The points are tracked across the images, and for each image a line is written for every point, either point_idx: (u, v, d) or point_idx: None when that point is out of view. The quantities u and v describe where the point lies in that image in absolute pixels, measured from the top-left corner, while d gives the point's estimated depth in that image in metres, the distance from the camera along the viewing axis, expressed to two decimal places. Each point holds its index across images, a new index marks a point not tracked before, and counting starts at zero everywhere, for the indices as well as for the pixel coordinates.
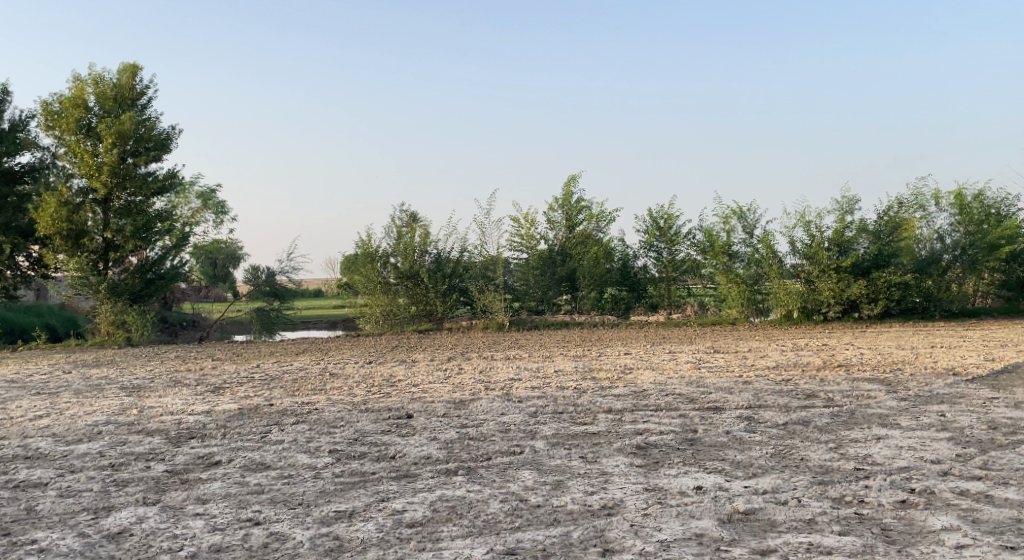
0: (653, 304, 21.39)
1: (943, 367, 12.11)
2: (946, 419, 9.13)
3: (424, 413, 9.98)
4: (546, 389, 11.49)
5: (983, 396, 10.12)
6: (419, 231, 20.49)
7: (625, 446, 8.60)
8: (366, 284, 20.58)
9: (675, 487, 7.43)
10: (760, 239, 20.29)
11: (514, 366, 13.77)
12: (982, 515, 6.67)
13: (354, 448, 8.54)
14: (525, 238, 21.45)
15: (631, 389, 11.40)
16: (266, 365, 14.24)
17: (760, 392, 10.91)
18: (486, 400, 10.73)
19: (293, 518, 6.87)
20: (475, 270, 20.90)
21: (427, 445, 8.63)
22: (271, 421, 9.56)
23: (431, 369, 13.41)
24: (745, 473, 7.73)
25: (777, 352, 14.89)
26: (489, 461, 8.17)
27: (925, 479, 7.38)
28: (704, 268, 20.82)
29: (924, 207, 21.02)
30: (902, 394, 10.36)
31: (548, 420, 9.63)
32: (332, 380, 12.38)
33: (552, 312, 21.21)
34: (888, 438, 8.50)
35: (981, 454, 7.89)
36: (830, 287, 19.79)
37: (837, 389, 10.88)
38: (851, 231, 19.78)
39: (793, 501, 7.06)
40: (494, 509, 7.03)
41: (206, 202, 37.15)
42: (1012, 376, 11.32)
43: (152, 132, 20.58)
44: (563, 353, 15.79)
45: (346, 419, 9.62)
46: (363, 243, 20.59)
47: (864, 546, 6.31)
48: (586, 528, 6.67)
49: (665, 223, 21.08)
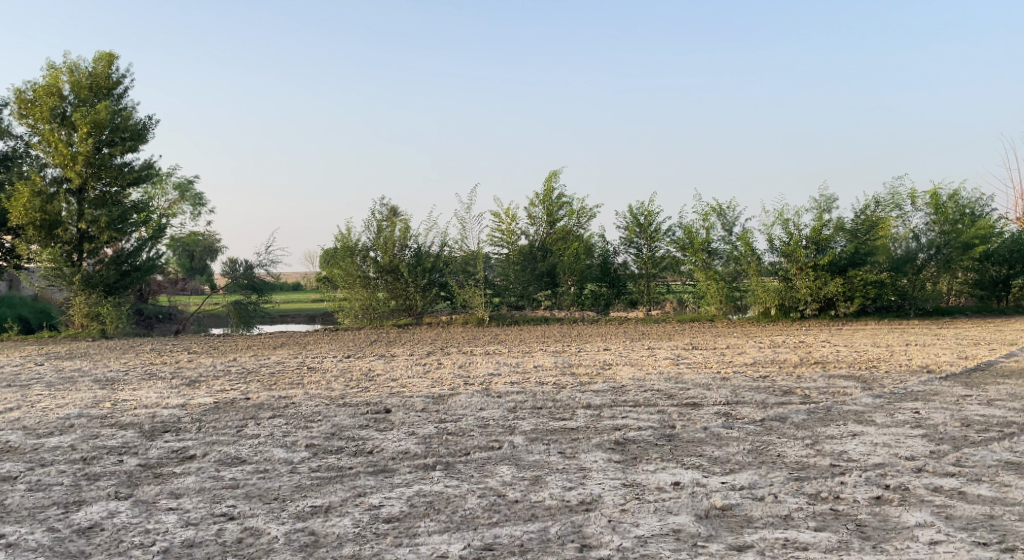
0: (632, 301, 21.48)
1: (917, 365, 12.23)
2: (921, 416, 9.19)
3: (402, 408, 9.93)
4: (525, 384, 11.49)
5: (956, 394, 10.20)
6: (399, 225, 20.43)
7: (604, 441, 8.61)
8: (346, 277, 20.47)
9: (653, 483, 7.44)
10: (738, 237, 20.33)
11: (494, 362, 13.77)
12: (955, 511, 6.70)
13: (331, 442, 8.48)
14: (505, 233, 21.43)
15: (610, 385, 11.42)
16: (242, 358, 14.16)
17: (737, 388, 10.96)
18: (465, 395, 10.69)
19: (267, 513, 6.81)
20: (456, 265, 20.88)
21: (405, 440, 8.59)
22: (247, 415, 9.47)
23: (410, 364, 13.39)
24: (723, 469, 7.76)
25: (754, 349, 15.00)
26: (467, 456, 8.16)
27: (900, 475, 7.42)
28: (684, 265, 20.88)
29: (900, 206, 21.09)
30: (877, 391, 10.44)
31: (527, 416, 9.61)
32: (310, 374, 12.32)
33: (532, 308, 21.20)
34: (864, 435, 8.55)
35: (954, 451, 7.94)
36: (807, 285, 19.91)
37: (814, 385, 10.95)
38: (829, 230, 19.79)
39: (770, 496, 7.10)
40: (472, 505, 7.01)
41: (184, 195, 36.84)
42: (985, 374, 11.44)
43: (128, 122, 20.40)
44: (543, 349, 15.79)
45: (323, 413, 9.56)
46: (342, 237, 20.45)
47: (840, 542, 6.34)
48: (564, 524, 6.66)
49: (645, 220, 21.11)
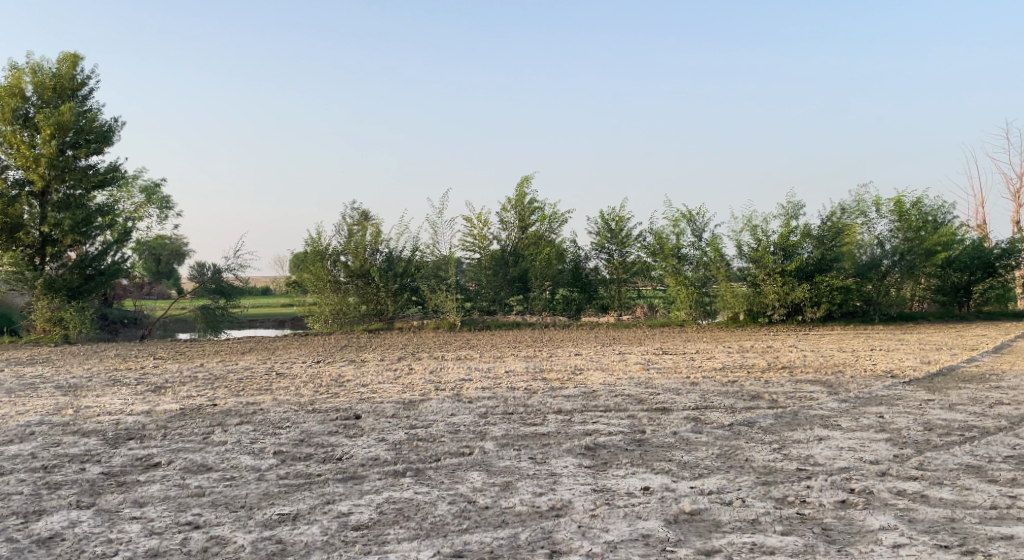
0: (603, 306, 21.56)
1: (882, 370, 12.40)
2: (885, 420, 9.32)
3: (372, 414, 9.90)
4: (496, 390, 11.51)
5: (919, 398, 10.36)
6: (370, 230, 20.40)
7: (574, 446, 8.64)
8: (316, 282, 20.37)
9: (623, 488, 7.49)
10: (708, 243, 20.50)
11: (465, 367, 13.76)
12: (918, 514, 6.81)
13: (300, 449, 8.44)
14: (477, 238, 21.45)
15: (580, 390, 11.46)
16: (210, 364, 14.03)
17: (706, 393, 11.05)
18: (436, 401, 10.67)
19: (234, 522, 6.77)
20: (427, 270, 20.89)
21: (375, 446, 8.57)
22: (214, 422, 9.40)
23: (380, 369, 13.34)
24: (692, 474, 7.82)
25: (723, 354, 15.13)
26: (438, 462, 8.16)
27: (864, 479, 7.53)
28: (654, 270, 21.06)
29: (865, 213, 21.37)
30: (842, 395, 10.58)
31: (498, 421, 9.63)
32: (279, 380, 12.24)
33: (504, 312, 21.22)
34: (830, 439, 8.66)
35: (917, 455, 8.07)
36: (775, 290, 20.09)
37: (781, 390, 11.07)
38: (796, 236, 19.98)
39: (737, 501, 7.17)
40: (442, 511, 7.01)
41: (151, 197, 36.40)
42: (947, 379, 11.62)
43: (93, 124, 20.17)
44: (515, 354, 15.82)
45: (292, 420, 9.51)
46: (312, 241, 20.39)
47: (806, 546, 6.42)
48: (534, 530, 6.69)
49: (616, 225, 21.26)
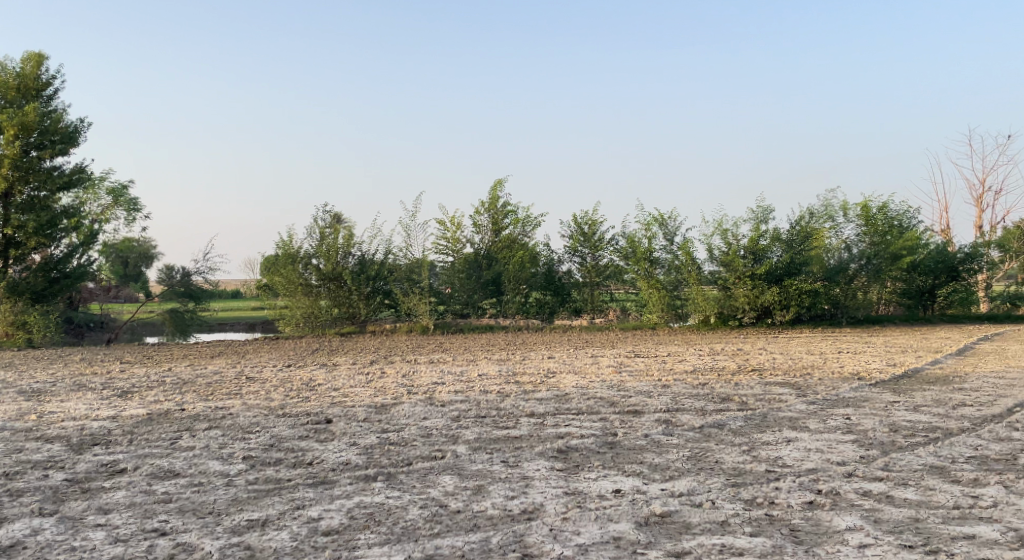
0: (576, 309, 21.65)
1: (849, 372, 12.55)
2: (852, 421, 9.44)
3: (343, 418, 9.86)
4: (468, 393, 11.50)
5: (886, 400, 10.49)
6: (342, 232, 20.32)
7: (546, 449, 8.66)
8: (287, 285, 20.25)
9: (594, 491, 7.51)
10: (679, 246, 20.63)
11: (438, 370, 13.74)
12: (883, 515, 6.90)
13: (269, 454, 8.38)
14: (450, 241, 21.44)
15: (553, 393, 11.48)
16: (178, 368, 13.88)
17: (678, 396, 11.12)
18: (408, 404, 10.65)
19: (201, 528, 6.71)
20: (400, 273, 20.76)
21: (346, 451, 8.53)
22: (182, 427, 9.31)
23: (352, 373, 13.28)
24: (663, 476, 7.87)
25: (694, 356, 15.23)
26: (409, 466, 8.14)
27: (831, 480, 7.61)
28: (627, 273, 21.18)
29: (833, 218, 21.62)
30: (811, 397, 10.69)
31: (470, 425, 9.62)
32: (248, 384, 12.15)
33: (477, 316, 21.25)
34: (799, 441, 8.75)
35: (883, 456, 8.17)
36: (745, 294, 20.25)
37: (751, 392, 11.16)
38: (766, 240, 20.11)
39: (707, 503, 7.22)
40: (413, 516, 7.00)
41: (117, 199, 35.96)
42: (913, 381, 11.79)
43: (58, 125, 19.94)
44: (488, 357, 15.82)
45: (261, 424, 9.45)
46: (283, 244, 20.29)
47: (774, 547, 6.47)
48: (505, 534, 6.69)
49: (589, 228, 21.36)
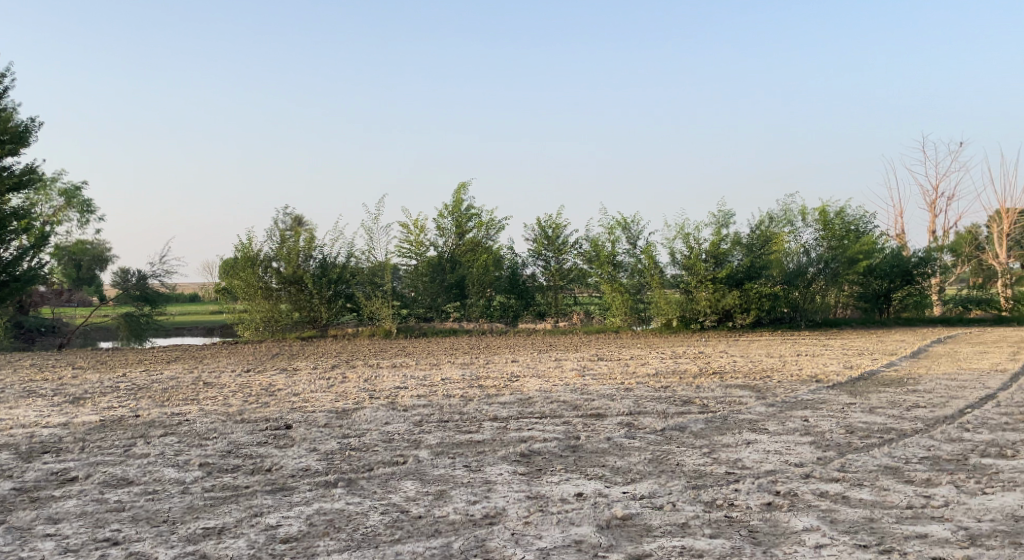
0: (540, 312, 21.64)
1: (808, 374, 12.71)
2: (810, 423, 9.55)
3: (303, 423, 9.76)
4: (431, 398, 11.46)
5: (843, 402, 10.64)
6: (304, 235, 20.18)
7: (509, 453, 8.65)
8: (246, 289, 20.04)
9: (556, 495, 7.52)
10: (642, 250, 20.76)
11: (400, 374, 13.68)
12: (839, 515, 6.98)
13: (227, 461, 8.28)
14: (414, 245, 21.35)
15: (516, 397, 11.48)
16: (133, 374, 13.65)
17: (640, 399, 11.17)
18: (369, 409, 10.58)
19: (155, 537, 6.60)
20: (363, 276, 20.61)
21: (306, 456, 8.45)
22: (136, 434, 9.16)
23: (313, 378, 13.16)
24: (624, 479, 7.89)
25: (656, 359, 15.33)
26: (370, 471, 8.08)
27: (789, 482, 7.70)
28: (590, 277, 21.25)
29: (791, 222, 21.88)
30: (770, 400, 10.80)
31: (433, 429, 9.59)
32: (206, 389, 11.99)
33: (441, 319, 21.18)
34: (758, 443, 8.84)
35: (839, 457, 8.28)
36: (707, 297, 20.44)
37: (712, 395, 11.26)
38: (726, 244, 20.34)
39: (668, 505, 7.26)
40: (373, 522, 6.95)
41: (71, 201, 35.29)
42: (869, 383, 11.97)
43: (7, 124, 19.54)
44: (451, 361, 15.77)
45: (219, 430, 9.33)
46: (243, 246, 20.09)
47: (732, 548, 6.52)
48: (467, 538, 6.67)
49: (553, 232, 21.40)
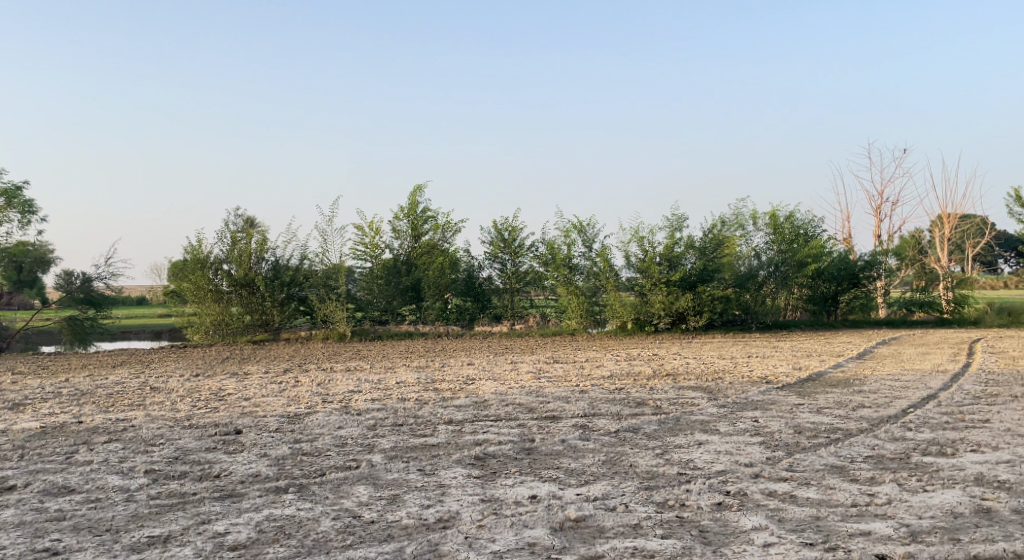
0: (496, 315, 21.62)
1: (759, 375, 12.88)
2: (760, 424, 9.67)
3: (254, 428, 9.63)
4: (385, 401, 11.38)
5: (792, 402, 10.79)
6: (256, 237, 19.96)
7: (464, 457, 8.62)
8: (195, 291, 19.75)
9: (510, 498, 7.50)
10: (597, 253, 20.87)
11: (354, 378, 13.56)
12: (787, 514, 7.07)
13: (174, 467, 8.13)
14: (369, 247, 21.21)
15: (472, 399, 11.45)
16: (77, 379, 13.34)
17: (595, 401, 11.21)
18: (322, 413, 10.47)
19: (97, 546, 6.46)
20: (316, 279, 20.51)
21: (256, 462, 8.34)
22: (79, 441, 8.96)
23: (265, 382, 12.99)
24: (578, 481, 7.91)
25: (611, 361, 15.41)
26: (322, 476, 8.00)
27: (740, 481, 7.78)
28: (546, 279, 21.28)
29: (743, 226, 22.15)
30: (722, 401, 10.92)
31: (387, 433, 9.52)
32: (153, 394, 11.77)
33: (396, 322, 21.04)
34: (710, 443, 8.92)
35: (788, 457, 8.39)
36: (660, 300, 20.60)
37: (665, 397, 11.34)
38: (680, 247, 20.56)
39: (620, 506, 7.29)
40: (325, 527, 6.87)
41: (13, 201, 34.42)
42: (818, 384, 12.16)
43: None
44: (406, 364, 15.68)
45: (166, 436, 9.16)
46: (192, 248, 19.79)
47: (683, 548, 6.57)
48: (419, 543, 6.63)
49: (509, 234, 21.40)
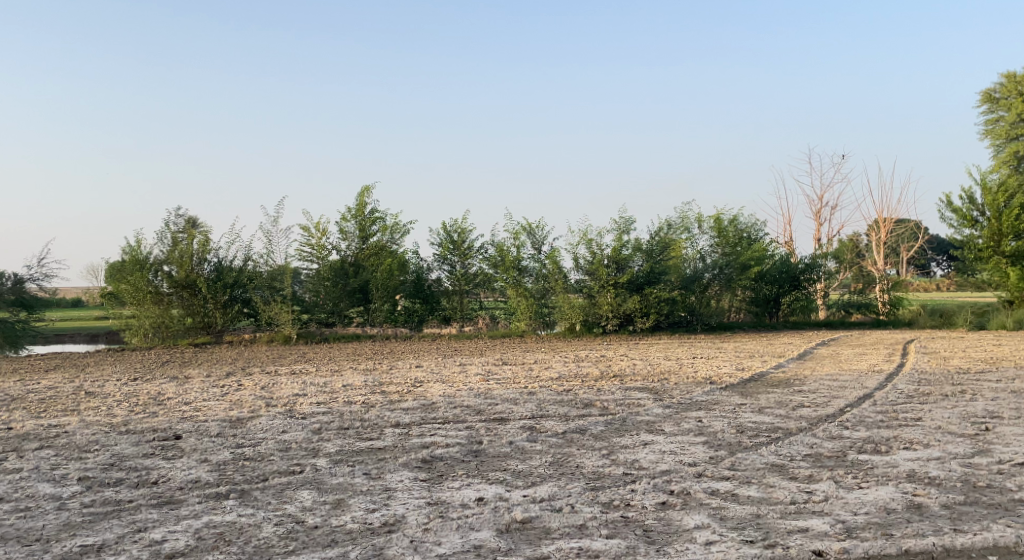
0: (445, 317, 21.56)
1: (703, 376, 13.02)
2: (704, 424, 9.76)
3: (194, 433, 9.44)
4: (331, 405, 11.24)
5: (736, 403, 10.93)
6: (198, 238, 19.56)
7: (410, 460, 8.54)
8: (134, 293, 19.30)
9: (457, 500, 7.45)
10: (546, 255, 20.93)
11: (300, 381, 13.38)
12: (729, 512, 7.14)
13: (109, 474, 7.92)
14: (315, 248, 20.97)
15: (419, 402, 11.36)
16: (9, 384, 12.93)
17: (542, 402, 11.22)
18: (266, 418, 10.30)
19: (27, 557, 6.25)
20: (261, 280, 20.08)
21: (196, 468, 8.16)
22: (9, 448, 8.68)
23: (206, 386, 12.74)
24: (524, 482, 7.89)
25: (559, 363, 15.44)
26: (265, 481, 7.86)
27: (684, 481, 7.84)
28: (496, 281, 21.26)
29: (688, 229, 22.39)
30: (667, 401, 11.00)
31: (332, 437, 9.40)
32: (88, 400, 11.46)
33: (343, 324, 20.84)
34: (655, 444, 8.98)
35: (731, 456, 8.48)
36: (609, 301, 20.70)
37: (612, 398, 11.40)
38: (628, 249, 20.65)
39: (566, 507, 7.29)
40: (266, 533, 6.75)
41: None
42: (760, 384, 12.33)
43: None
44: (353, 367, 15.52)
45: (102, 442, 8.92)
46: (131, 249, 19.32)
47: (628, 548, 6.59)
48: (363, 547, 6.55)
49: (459, 236, 21.33)
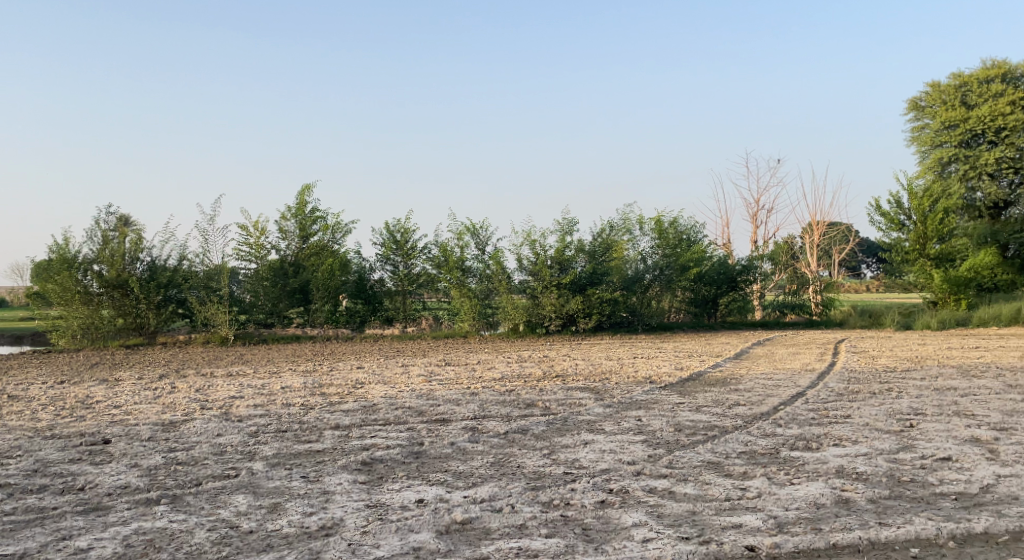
0: (388, 318, 21.39)
1: (643, 375, 13.10)
2: (644, 423, 9.81)
3: (124, 437, 9.16)
4: (269, 407, 11.02)
5: (675, 402, 11.01)
6: (130, 236, 19.05)
7: (349, 462, 8.42)
8: (62, 293, 18.69)
9: (396, 502, 7.36)
10: (490, 256, 20.91)
11: (237, 383, 13.11)
12: (666, 510, 7.18)
13: (32, 481, 7.63)
14: (254, 248, 20.59)
15: (359, 404, 11.21)
16: None
17: (484, 403, 11.16)
18: (200, 421, 10.06)
19: None
20: (197, 280, 19.63)
21: (126, 473, 7.92)
22: None
23: (138, 389, 12.39)
24: (465, 483, 7.83)
25: (502, 364, 15.39)
26: (198, 486, 7.66)
27: (623, 479, 7.85)
28: (439, 282, 21.15)
29: (630, 230, 22.56)
30: (608, 401, 11.04)
31: (269, 440, 9.21)
32: (12, 404, 11.05)
33: (282, 325, 20.55)
34: (595, 443, 8.99)
35: (670, 454, 8.53)
36: (552, 302, 20.74)
37: (553, 398, 11.40)
38: (571, 250, 20.78)
39: (506, 507, 7.25)
40: (199, 539, 6.57)
41: None
42: (699, 383, 12.45)
43: None
44: (292, 369, 15.27)
45: (25, 448, 8.60)
46: (59, 247, 18.69)
47: (567, 547, 6.57)
48: (299, 551, 6.41)
49: (401, 236, 21.16)
